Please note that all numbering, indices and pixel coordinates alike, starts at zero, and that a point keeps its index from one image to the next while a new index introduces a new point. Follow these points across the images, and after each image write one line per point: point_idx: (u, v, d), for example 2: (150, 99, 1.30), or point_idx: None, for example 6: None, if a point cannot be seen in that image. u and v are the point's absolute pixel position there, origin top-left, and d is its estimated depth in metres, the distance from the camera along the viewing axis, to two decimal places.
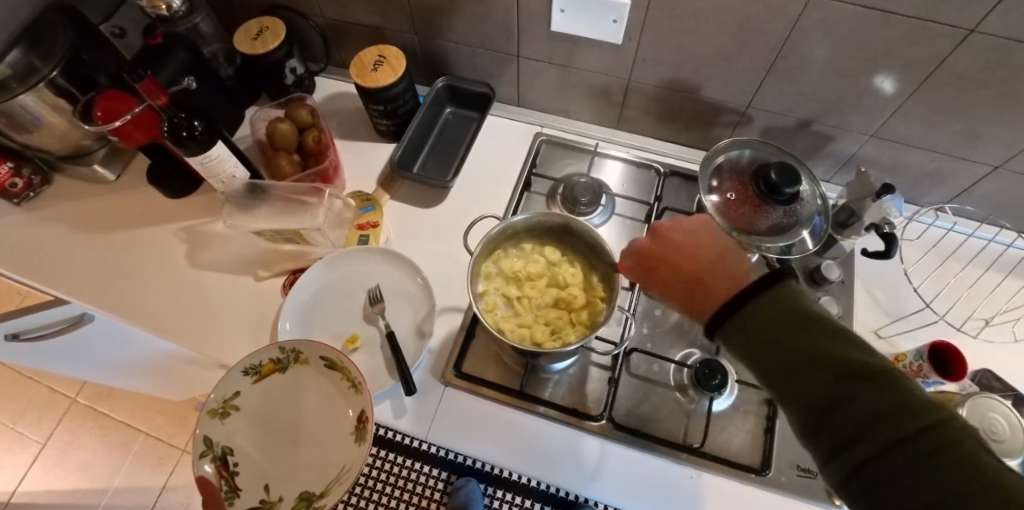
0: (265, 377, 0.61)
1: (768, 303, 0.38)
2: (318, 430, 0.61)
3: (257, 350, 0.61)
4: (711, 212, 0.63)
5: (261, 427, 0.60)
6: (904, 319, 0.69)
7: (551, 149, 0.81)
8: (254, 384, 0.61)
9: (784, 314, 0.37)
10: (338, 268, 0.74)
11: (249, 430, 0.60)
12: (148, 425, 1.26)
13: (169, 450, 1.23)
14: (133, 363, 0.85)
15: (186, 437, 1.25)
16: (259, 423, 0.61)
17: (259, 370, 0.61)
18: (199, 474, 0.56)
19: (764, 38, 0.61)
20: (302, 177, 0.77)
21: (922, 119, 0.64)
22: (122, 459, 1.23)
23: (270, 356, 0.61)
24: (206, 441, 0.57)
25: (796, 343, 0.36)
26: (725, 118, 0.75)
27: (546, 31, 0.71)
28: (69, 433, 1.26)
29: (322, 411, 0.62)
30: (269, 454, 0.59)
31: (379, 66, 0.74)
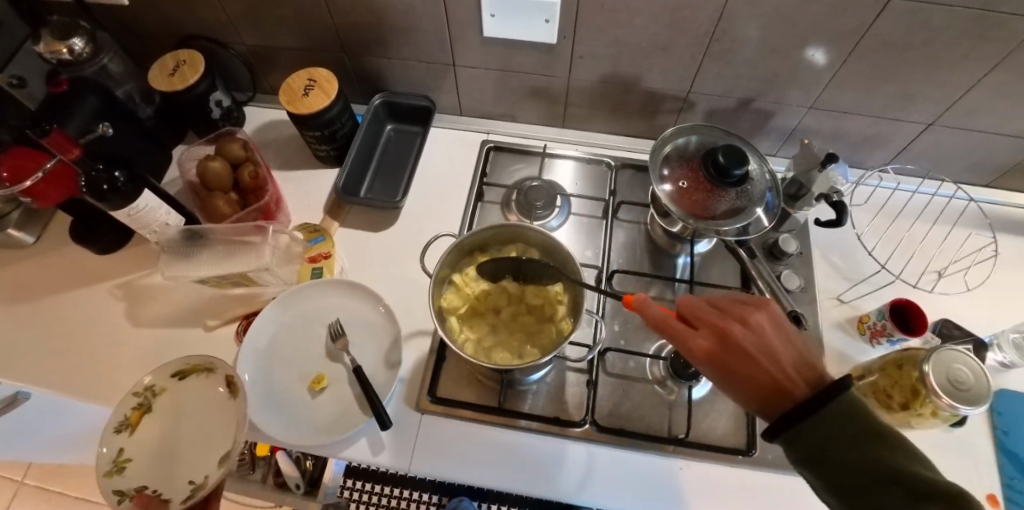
0: (140, 427, 0.57)
1: (841, 410, 0.34)
2: (211, 419, 0.59)
3: (116, 408, 0.57)
4: (665, 202, 0.63)
5: (163, 450, 0.57)
6: (863, 282, 0.71)
7: (500, 155, 0.80)
8: (132, 437, 0.57)
9: (861, 420, 0.34)
10: (293, 308, 0.70)
11: (150, 464, 0.56)
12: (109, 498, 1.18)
13: None
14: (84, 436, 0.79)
15: None
16: (158, 456, 0.56)
17: (128, 423, 0.57)
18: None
19: (697, 23, 0.62)
20: (242, 216, 0.72)
21: (855, 86, 0.66)
22: None
23: (127, 407, 0.58)
24: (116, 492, 0.53)
25: (830, 427, 0.34)
26: (668, 106, 0.75)
27: (480, 37, 0.69)
28: None
29: (206, 406, 0.59)
30: (183, 461, 0.56)
31: (310, 90, 0.71)
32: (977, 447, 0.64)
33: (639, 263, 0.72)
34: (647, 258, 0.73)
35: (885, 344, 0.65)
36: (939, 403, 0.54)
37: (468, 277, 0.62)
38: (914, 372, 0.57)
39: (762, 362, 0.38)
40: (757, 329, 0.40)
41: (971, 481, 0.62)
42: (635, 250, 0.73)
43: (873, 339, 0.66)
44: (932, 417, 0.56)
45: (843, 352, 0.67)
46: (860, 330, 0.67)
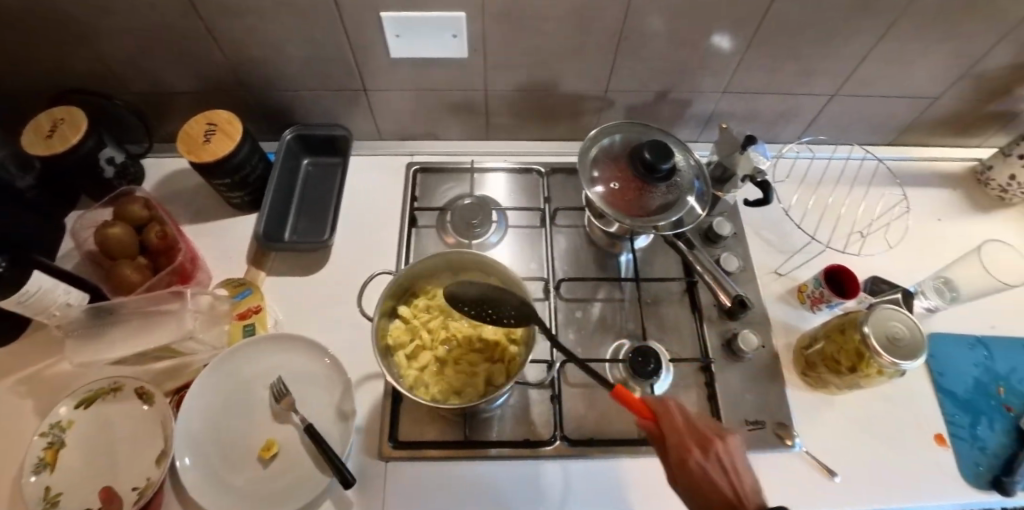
0: (59, 462, 0.58)
1: None
2: (143, 426, 0.61)
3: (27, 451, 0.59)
4: (600, 205, 0.63)
5: (103, 466, 0.59)
6: (796, 252, 0.73)
7: (428, 177, 0.77)
8: (56, 471, 0.58)
9: None
10: (227, 374, 0.64)
11: (88, 483, 0.58)
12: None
13: None
14: None
15: None
16: (94, 475, 0.59)
17: (45, 462, 0.58)
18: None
19: (603, 24, 0.61)
20: (155, 281, 0.65)
21: (760, 68, 0.68)
22: None
23: (39, 449, 0.59)
24: None
25: None
26: (589, 106, 0.75)
27: (388, 60, 0.66)
28: None
29: (133, 418, 0.62)
30: (132, 464, 0.59)
31: (212, 134, 0.65)
32: (918, 393, 0.68)
33: (584, 267, 0.72)
34: (591, 261, 0.72)
35: (825, 309, 0.68)
36: (882, 362, 0.56)
37: (417, 307, 0.58)
38: (855, 335, 0.59)
39: (735, 478, 0.43)
40: (729, 455, 0.44)
41: (918, 425, 0.66)
42: (579, 255, 0.72)
43: (814, 306, 0.69)
44: (878, 376, 0.59)
45: (788, 323, 0.69)
46: (801, 299, 0.70)
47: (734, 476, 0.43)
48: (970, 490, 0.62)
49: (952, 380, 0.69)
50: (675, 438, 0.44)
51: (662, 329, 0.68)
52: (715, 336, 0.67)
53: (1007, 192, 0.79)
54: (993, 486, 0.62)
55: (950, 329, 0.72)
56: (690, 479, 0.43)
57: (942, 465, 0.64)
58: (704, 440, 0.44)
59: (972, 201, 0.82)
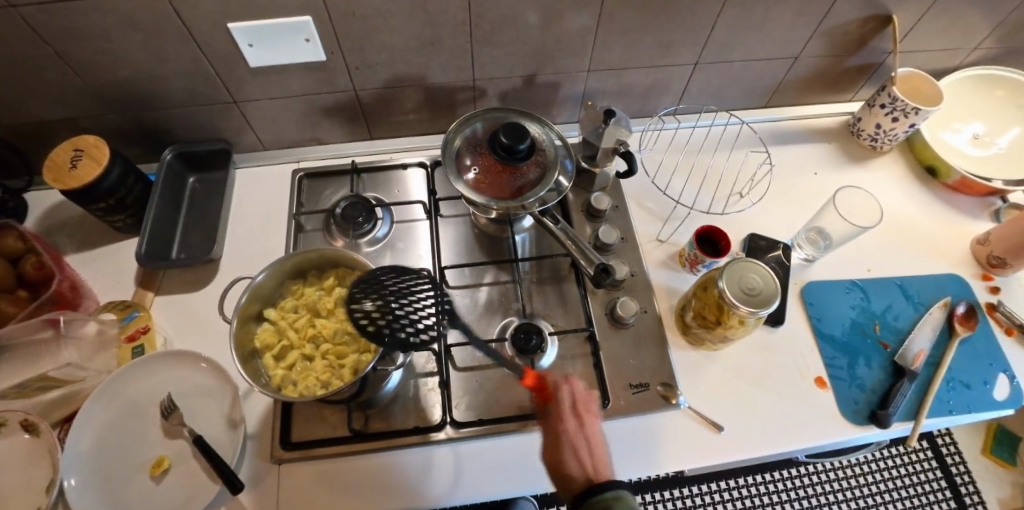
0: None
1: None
2: (21, 466, 0.60)
3: None
4: (467, 192, 0.64)
5: None
6: (677, 218, 0.76)
7: (314, 182, 0.77)
8: None
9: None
10: (116, 396, 0.64)
11: None
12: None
13: None
14: None
15: None
16: None
17: None
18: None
19: (449, 15, 0.63)
20: (33, 310, 0.64)
21: (617, 44, 0.70)
22: None
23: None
24: None
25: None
26: (463, 97, 0.77)
27: (250, 70, 0.67)
28: None
29: (14, 456, 0.60)
30: (5, 506, 0.57)
31: (78, 161, 0.65)
32: (799, 339, 0.70)
33: (473, 253, 0.73)
34: (478, 247, 0.74)
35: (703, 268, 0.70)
36: (741, 312, 0.59)
37: (285, 308, 0.59)
38: (714, 290, 0.62)
39: (590, 456, 0.53)
40: (586, 441, 0.54)
41: (799, 370, 0.69)
42: (465, 242, 0.74)
43: (693, 267, 0.71)
44: (743, 326, 0.61)
45: (671, 287, 0.71)
46: (681, 262, 0.72)
47: (591, 455, 0.53)
48: (849, 427, 0.65)
49: (830, 324, 0.71)
50: (552, 411, 0.57)
51: (548, 306, 0.70)
52: (598, 306, 0.70)
53: (876, 141, 0.83)
54: (870, 420, 0.65)
55: (827, 276, 0.75)
56: (555, 456, 0.55)
57: (824, 406, 0.66)
58: (576, 415, 0.56)
59: (846, 153, 0.86)
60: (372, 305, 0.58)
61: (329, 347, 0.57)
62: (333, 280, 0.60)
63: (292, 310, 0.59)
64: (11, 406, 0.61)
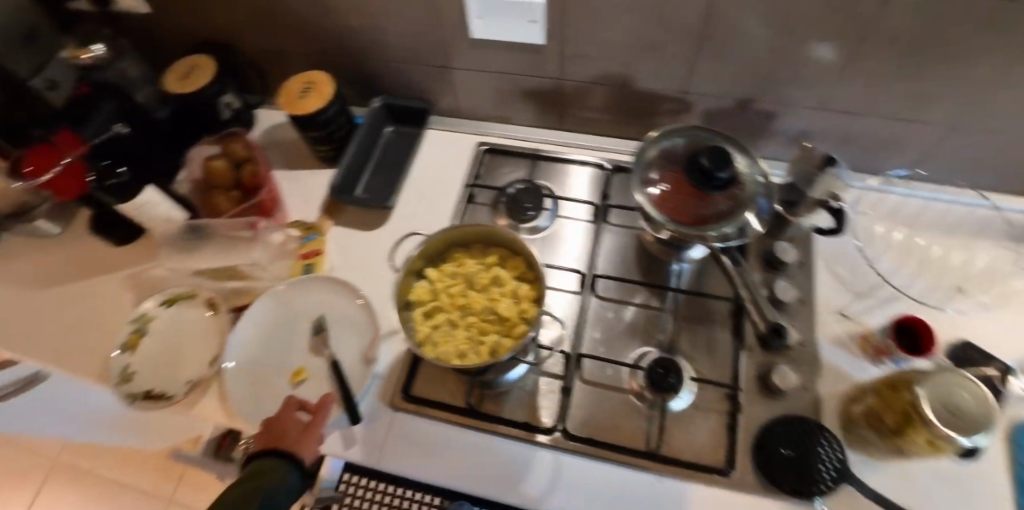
0: (139, 347, 0.72)
1: None
2: (200, 336, 0.72)
3: (119, 332, 0.72)
4: (647, 207, 0.62)
5: (164, 362, 0.71)
6: (870, 296, 0.66)
7: (495, 158, 0.80)
8: (135, 354, 0.71)
9: None
10: (282, 302, 0.72)
11: (152, 374, 0.70)
12: (149, 484, 1.37)
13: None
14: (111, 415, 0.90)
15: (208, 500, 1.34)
16: (157, 367, 0.70)
17: (128, 344, 0.71)
18: (157, 409, 0.67)
19: (683, 20, 0.61)
20: (241, 211, 0.75)
21: (859, 85, 0.62)
22: (173, 489, 1.36)
23: (127, 332, 0.72)
24: (128, 395, 0.68)
25: None
26: (664, 107, 0.75)
27: (470, 39, 0.71)
28: (83, 489, 1.37)
29: (200, 327, 0.73)
30: (184, 366, 0.70)
31: (308, 92, 0.74)
32: (994, 486, 0.55)
33: (629, 268, 0.72)
34: (636, 263, 0.72)
35: (889, 364, 0.61)
36: (935, 432, 0.47)
37: (446, 271, 0.60)
38: (905, 395, 0.51)
39: None
40: None
41: None
42: (625, 254, 0.72)
43: (877, 358, 0.62)
44: (932, 448, 0.50)
45: (844, 371, 0.62)
46: (862, 347, 0.63)
47: None
48: None
49: None
50: None
51: (695, 348, 0.65)
52: (751, 364, 0.63)
53: None
54: None
55: None
56: None
57: None
58: None
59: None
60: (525, 294, 0.57)
61: (475, 322, 0.57)
62: (495, 258, 0.60)
63: (450, 274, 0.60)
64: (204, 285, 0.75)
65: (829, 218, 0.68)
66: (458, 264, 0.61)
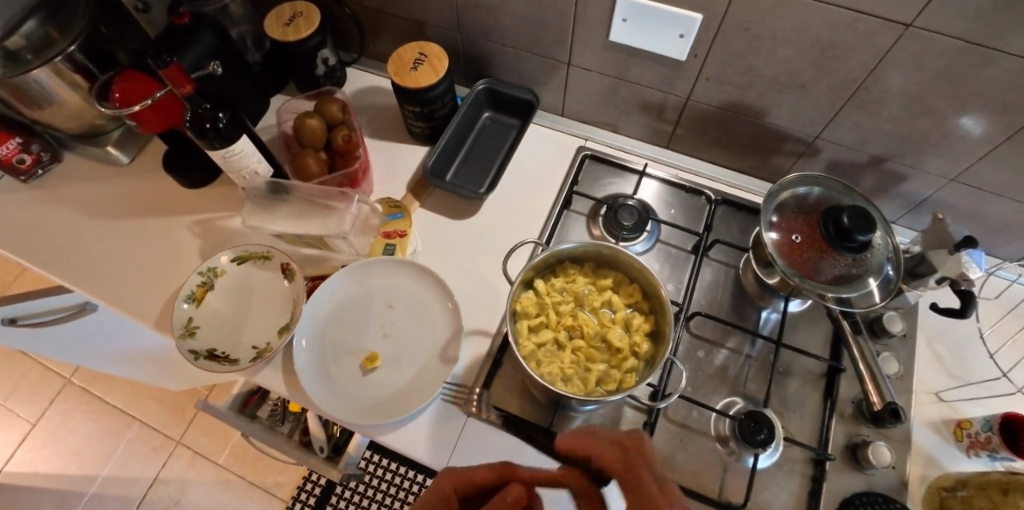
0: (205, 300, 0.69)
1: None
2: (270, 301, 0.69)
3: (185, 282, 0.69)
4: (772, 252, 0.58)
5: (230, 322, 0.68)
6: (972, 384, 0.64)
7: (594, 165, 0.74)
8: (201, 307, 0.68)
9: None
10: (360, 280, 0.68)
11: (217, 332, 0.67)
12: (158, 421, 1.35)
13: (189, 452, 1.32)
14: (148, 354, 0.88)
15: (216, 446, 1.32)
16: (222, 326, 0.68)
17: (194, 296, 0.68)
18: (220, 372, 0.64)
19: (846, 67, 0.57)
20: (328, 178, 0.71)
21: (1013, 167, 0.59)
22: (182, 429, 1.34)
23: (194, 284, 0.69)
24: (191, 352, 0.64)
25: None
26: (788, 148, 0.70)
27: (603, 40, 0.65)
28: (91, 412, 1.36)
29: (271, 290, 0.70)
30: (251, 329, 0.68)
31: (419, 64, 0.68)
32: None
33: (719, 309, 0.67)
34: (728, 303, 0.67)
35: (983, 458, 0.58)
36: None
37: (555, 285, 0.58)
38: (1022, 502, 0.49)
39: None
40: None
41: None
42: (720, 293, 0.67)
43: (971, 449, 0.59)
44: None
45: (931, 455, 0.60)
46: (956, 435, 0.61)
47: None
48: None
49: None
50: None
51: (785, 405, 0.62)
52: (840, 431, 0.60)
53: None
54: None
55: None
56: None
57: None
58: None
59: None
60: (639, 329, 0.55)
61: (580, 346, 0.55)
62: (609, 282, 0.58)
63: (560, 290, 0.58)
64: (279, 247, 0.71)
65: (952, 298, 0.68)
66: (570, 281, 0.58)
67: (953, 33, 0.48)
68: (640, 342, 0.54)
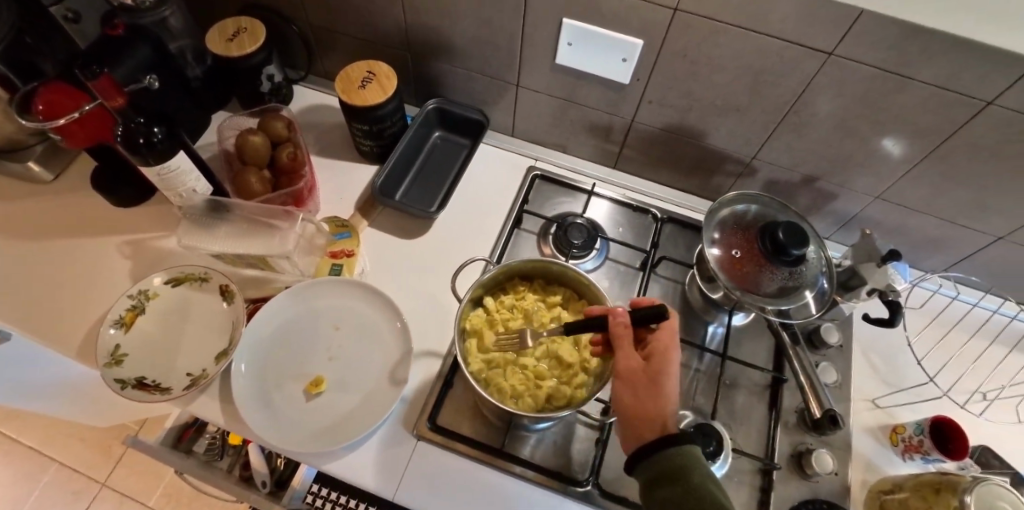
0: (135, 325, 0.64)
1: None
2: (207, 324, 0.65)
3: (113, 306, 0.64)
4: (714, 268, 0.60)
5: (163, 348, 0.64)
6: (904, 390, 0.67)
7: (545, 185, 0.75)
8: (130, 333, 0.63)
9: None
10: (304, 301, 0.66)
11: (148, 359, 0.62)
12: (80, 462, 1.24)
13: (115, 494, 1.21)
14: (69, 387, 0.81)
15: (146, 487, 1.22)
16: (153, 352, 0.63)
17: (123, 321, 0.64)
18: (149, 402, 0.59)
19: (776, 92, 0.60)
20: (273, 197, 0.69)
21: (929, 185, 0.63)
22: (109, 470, 1.23)
23: (123, 307, 0.64)
24: (118, 381, 0.60)
25: None
26: (728, 168, 0.73)
27: (550, 63, 0.66)
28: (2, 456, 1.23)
29: (209, 313, 0.66)
30: (186, 355, 0.63)
31: (367, 83, 0.68)
32: None
33: None
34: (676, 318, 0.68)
35: (917, 460, 0.61)
36: None
37: (503, 302, 0.58)
38: (952, 500, 0.51)
39: None
40: None
41: None
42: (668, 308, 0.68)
43: (906, 453, 0.62)
44: None
45: (871, 461, 0.62)
46: (892, 440, 0.63)
47: None
48: None
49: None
50: None
51: (734, 417, 0.63)
52: (785, 441, 0.62)
53: None
54: None
55: None
56: None
57: None
58: None
59: None
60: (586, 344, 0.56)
61: (529, 362, 0.55)
62: (558, 298, 0.58)
63: (507, 307, 0.58)
64: (217, 268, 0.68)
65: (881, 309, 0.72)
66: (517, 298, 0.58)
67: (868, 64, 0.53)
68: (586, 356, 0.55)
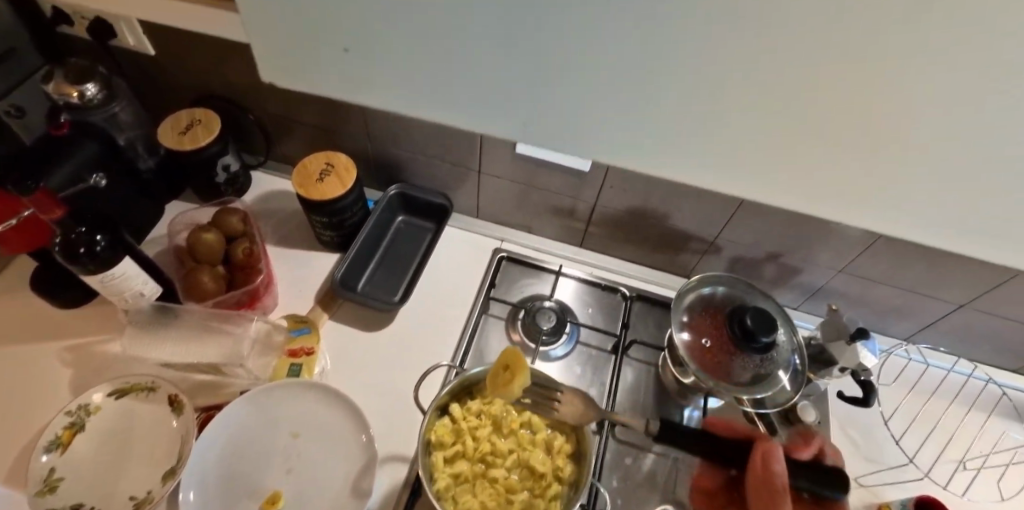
0: (73, 445, 0.59)
1: None
2: (155, 438, 0.61)
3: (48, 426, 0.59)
4: (686, 358, 0.59)
5: (104, 469, 0.58)
6: (885, 465, 0.66)
7: (511, 267, 0.74)
8: (67, 454, 0.58)
9: None
10: (259, 408, 0.61)
11: (87, 483, 0.57)
12: None
13: None
14: None
15: None
16: (93, 475, 0.58)
17: (59, 442, 0.58)
18: None
19: None
20: (228, 296, 0.65)
21: (889, 260, 0.64)
22: None
23: (60, 426, 0.59)
24: None
25: None
26: (693, 246, 0.73)
27: (510, 151, 0.66)
28: None
29: (156, 426, 0.61)
30: (130, 475, 0.58)
31: (326, 175, 0.66)
32: None
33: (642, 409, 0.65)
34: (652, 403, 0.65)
35: None
36: None
37: (470, 409, 0.55)
38: None
39: None
40: None
41: None
42: (643, 393, 0.66)
43: None
44: None
45: None
46: None
47: None
48: None
49: None
50: None
51: None
52: None
53: None
54: None
55: None
56: None
57: None
58: None
59: None
60: (558, 448, 0.53)
61: (499, 476, 0.51)
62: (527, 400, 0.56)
63: (474, 413, 0.55)
64: (167, 376, 0.63)
65: (854, 386, 0.71)
66: (484, 403, 0.55)
67: (809, 183, 0.54)
68: (559, 463, 0.52)
